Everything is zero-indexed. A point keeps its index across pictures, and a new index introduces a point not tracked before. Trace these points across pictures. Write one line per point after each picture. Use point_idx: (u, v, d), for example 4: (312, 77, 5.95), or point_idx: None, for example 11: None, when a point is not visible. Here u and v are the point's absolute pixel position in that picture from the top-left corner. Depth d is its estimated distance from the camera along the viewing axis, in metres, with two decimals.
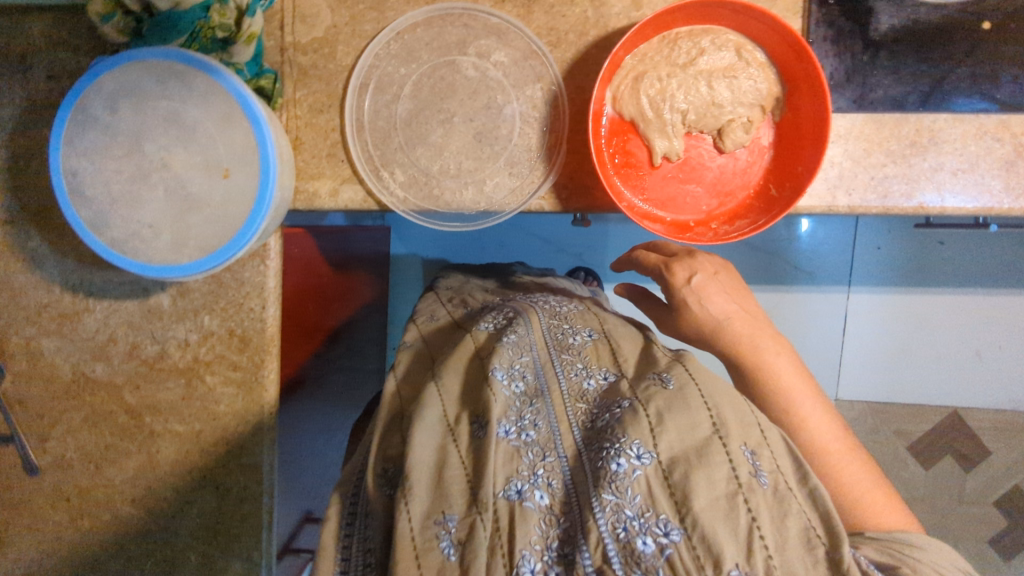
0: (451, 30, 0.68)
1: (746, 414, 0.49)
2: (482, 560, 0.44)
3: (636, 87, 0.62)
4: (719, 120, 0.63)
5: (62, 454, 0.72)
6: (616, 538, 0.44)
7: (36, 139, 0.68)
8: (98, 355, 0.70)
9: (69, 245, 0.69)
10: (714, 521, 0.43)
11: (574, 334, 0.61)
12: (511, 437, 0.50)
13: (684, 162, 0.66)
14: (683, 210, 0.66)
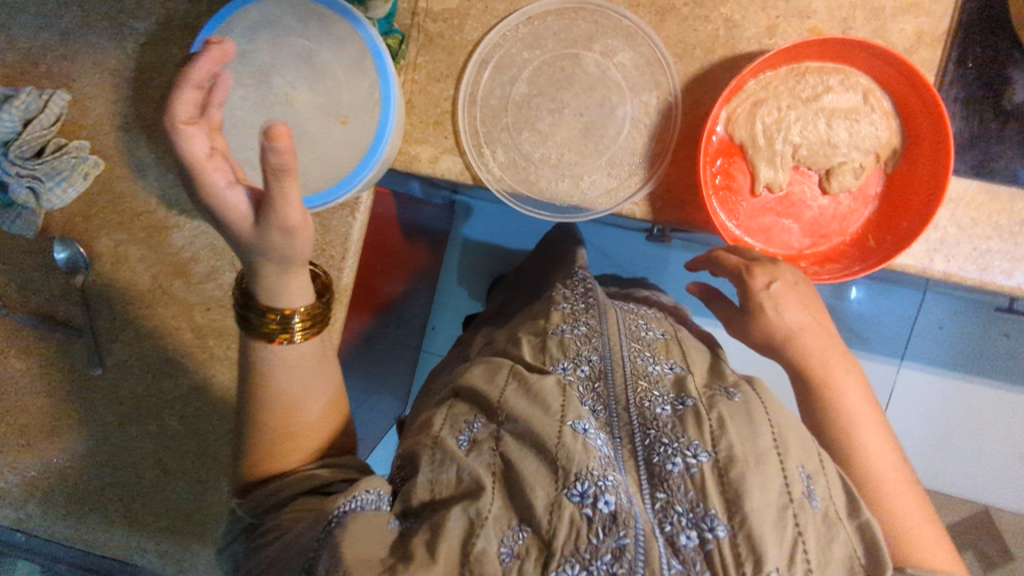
0: (581, 24, 0.69)
1: (809, 442, 0.52)
2: (539, 499, 0.48)
3: (754, 111, 0.62)
4: (831, 160, 0.63)
5: (124, 359, 0.74)
6: (662, 530, 0.48)
7: (164, 56, 0.71)
8: (178, 271, 0.73)
9: (174, 161, 0.72)
10: (763, 525, 0.46)
11: (647, 330, 0.68)
12: (586, 432, 0.52)
13: (785, 196, 0.65)
14: (775, 242, 0.65)
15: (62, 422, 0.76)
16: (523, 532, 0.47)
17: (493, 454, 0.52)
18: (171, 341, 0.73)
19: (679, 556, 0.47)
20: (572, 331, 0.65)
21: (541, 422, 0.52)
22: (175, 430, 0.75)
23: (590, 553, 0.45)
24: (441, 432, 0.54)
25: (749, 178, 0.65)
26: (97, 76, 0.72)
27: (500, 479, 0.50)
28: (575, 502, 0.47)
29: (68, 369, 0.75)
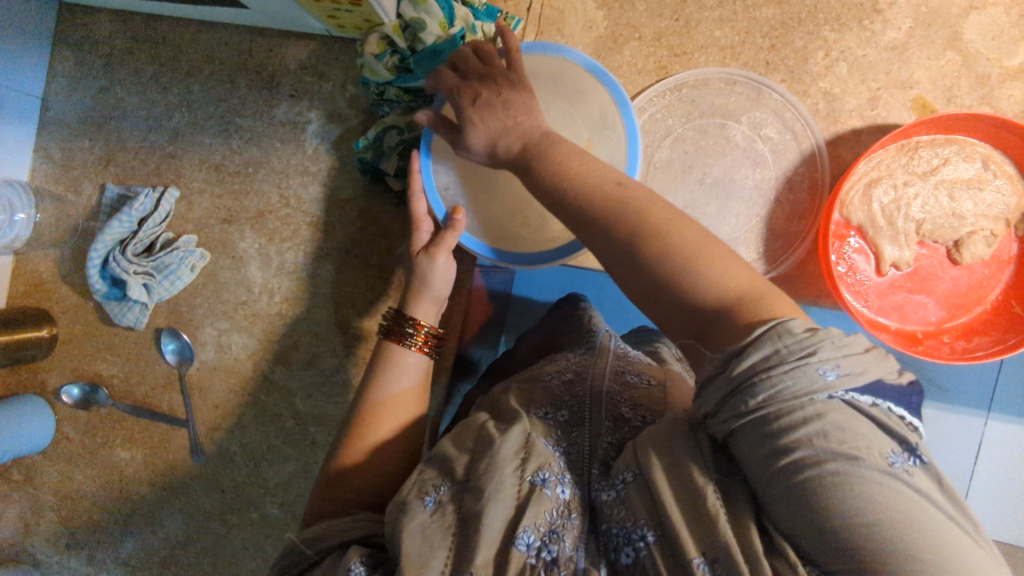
0: (678, 104, 0.67)
1: None
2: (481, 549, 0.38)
3: (869, 191, 0.63)
4: (959, 231, 0.62)
5: (226, 446, 0.74)
6: (606, 560, 0.39)
7: (266, 150, 0.73)
8: (278, 358, 0.74)
9: (275, 251, 0.73)
10: (686, 527, 0.35)
11: (636, 373, 0.55)
12: (547, 485, 0.42)
13: (914, 272, 0.64)
14: (910, 319, 0.64)
15: (164, 509, 0.76)
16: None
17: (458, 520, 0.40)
18: (272, 428, 0.74)
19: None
20: (558, 380, 0.54)
21: (502, 466, 0.42)
22: (276, 518, 0.75)
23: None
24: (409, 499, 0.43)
25: (873, 259, 0.64)
26: (201, 171, 0.74)
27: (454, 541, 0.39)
28: (522, 550, 0.38)
29: (171, 458, 0.75)
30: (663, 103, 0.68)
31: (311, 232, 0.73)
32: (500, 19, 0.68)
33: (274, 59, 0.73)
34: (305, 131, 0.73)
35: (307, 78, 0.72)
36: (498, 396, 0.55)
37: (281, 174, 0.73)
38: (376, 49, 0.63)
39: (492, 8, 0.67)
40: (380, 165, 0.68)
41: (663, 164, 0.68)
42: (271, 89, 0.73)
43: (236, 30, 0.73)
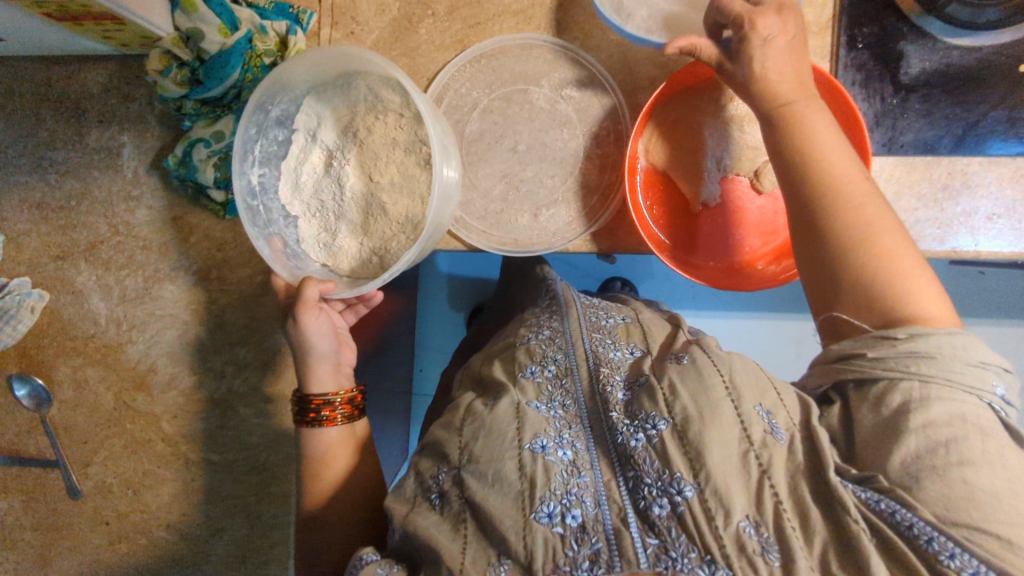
0: (482, 75, 0.69)
1: (762, 378, 0.47)
2: (507, 512, 0.44)
3: (665, 138, 0.66)
4: (756, 159, 0.64)
5: (104, 480, 0.75)
6: (635, 506, 0.44)
7: (86, 180, 0.72)
8: (138, 384, 0.74)
9: (115, 279, 0.73)
10: (728, 479, 0.42)
11: (607, 318, 0.64)
12: (548, 452, 0.47)
13: (723, 206, 0.67)
14: (727, 252, 0.66)
15: (53, 553, 0.76)
16: (505, 566, 0.42)
17: (461, 505, 0.46)
18: (144, 454, 0.74)
19: (655, 530, 0.42)
20: (537, 338, 0.61)
21: (501, 437, 0.48)
22: (164, 541, 0.75)
23: (570, 565, 0.41)
24: (415, 498, 0.50)
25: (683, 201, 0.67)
26: (25, 211, 0.73)
27: (474, 527, 0.45)
28: (546, 522, 0.43)
29: (50, 500, 0.75)
30: (466, 77, 0.69)
31: (148, 256, 0.72)
32: (292, 15, 0.68)
33: (76, 86, 0.71)
34: (120, 156, 0.72)
35: (113, 101, 0.71)
36: (482, 371, 0.61)
37: (105, 204, 0.72)
38: (159, 66, 0.63)
39: (280, 6, 0.67)
40: (196, 178, 0.68)
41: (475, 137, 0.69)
42: (78, 118, 0.72)
43: (32, 63, 0.72)
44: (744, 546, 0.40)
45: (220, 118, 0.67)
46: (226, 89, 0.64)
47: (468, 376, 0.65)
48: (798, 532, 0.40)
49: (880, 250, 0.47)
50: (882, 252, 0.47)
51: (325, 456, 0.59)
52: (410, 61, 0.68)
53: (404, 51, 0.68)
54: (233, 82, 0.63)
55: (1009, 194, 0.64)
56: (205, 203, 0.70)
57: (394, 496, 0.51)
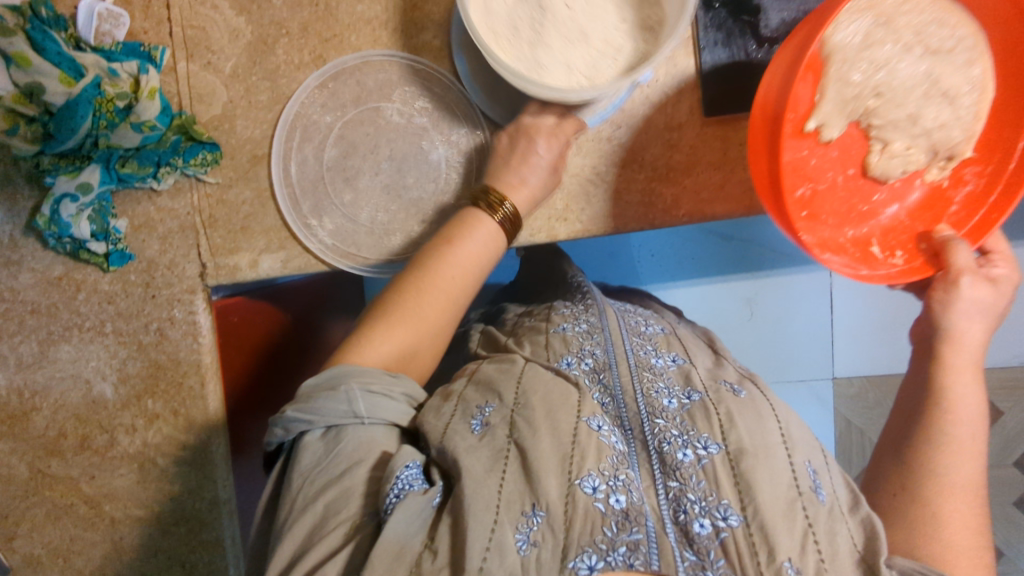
0: (345, 88, 0.68)
1: (808, 443, 0.59)
2: (552, 485, 0.50)
3: (857, 56, 0.53)
4: (897, 134, 0.56)
5: (31, 552, 0.73)
6: (676, 520, 0.53)
7: None
8: (50, 450, 0.72)
9: (7, 347, 0.71)
10: (774, 517, 0.51)
11: (647, 326, 0.72)
12: (598, 495, 0.51)
13: (829, 150, 0.58)
14: (799, 193, 0.57)
15: None
16: (538, 517, 0.49)
17: (506, 442, 0.53)
18: (67, 519, 0.73)
19: (693, 546, 0.51)
20: (573, 328, 0.68)
21: (561, 417, 0.55)
22: None
23: (606, 544, 0.48)
24: (452, 420, 0.56)
25: (806, 108, 0.54)
26: None
27: (513, 467, 0.51)
28: (588, 493, 0.50)
29: None
30: (317, 101, 0.68)
31: (39, 319, 0.70)
32: (144, 54, 0.65)
33: None
34: None
35: None
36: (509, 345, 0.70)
37: None
38: (4, 125, 0.61)
39: (129, 46, 0.65)
40: (72, 234, 0.67)
41: (333, 162, 0.68)
42: None
43: None
44: None
45: (82, 169, 0.65)
46: (82, 138, 0.63)
47: (489, 339, 0.76)
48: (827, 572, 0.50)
49: (953, 475, 0.56)
50: (968, 479, 0.56)
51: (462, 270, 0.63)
52: (272, 84, 0.67)
53: (265, 74, 0.67)
54: (86, 131, 0.62)
55: None
56: (87, 258, 0.68)
57: (432, 413, 0.57)
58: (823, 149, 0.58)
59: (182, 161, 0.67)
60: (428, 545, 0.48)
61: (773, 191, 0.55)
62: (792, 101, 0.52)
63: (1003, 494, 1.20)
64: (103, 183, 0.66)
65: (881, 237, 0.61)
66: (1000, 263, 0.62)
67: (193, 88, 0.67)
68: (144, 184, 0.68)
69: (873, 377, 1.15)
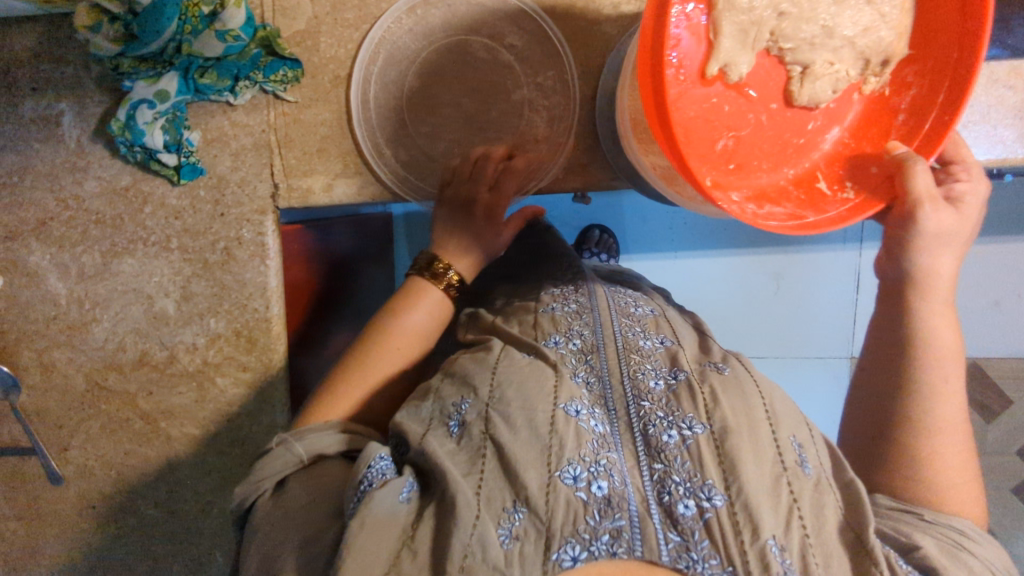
0: (435, 14, 0.66)
1: (798, 413, 0.52)
2: (532, 472, 0.44)
3: None
4: (808, 51, 0.46)
5: (84, 463, 0.73)
6: (659, 501, 0.46)
7: (26, 155, 0.68)
8: (108, 363, 0.71)
9: (70, 256, 0.69)
10: (760, 498, 0.45)
11: (636, 305, 0.63)
12: (580, 485, 0.44)
13: (741, 88, 0.46)
14: (696, 146, 0.44)
15: (41, 540, 0.74)
16: (520, 513, 0.42)
17: (482, 439, 0.46)
18: (123, 434, 0.72)
19: (678, 528, 0.44)
20: (562, 308, 0.60)
21: (541, 401, 0.48)
22: (153, 519, 0.74)
23: (589, 533, 0.42)
24: (432, 420, 0.49)
25: (697, 50, 0.44)
26: None
27: (492, 467, 0.45)
28: (570, 484, 0.44)
29: (32, 488, 0.74)
30: (403, 29, 0.66)
31: (103, 229, 0.69)
32: None
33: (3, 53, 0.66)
34: (60, 125, 0.67)
35: (44, 66, 0.66)
36: (494, 323, 0.61)
37: (50, 176, 0.68)
38: (89, 21, 0.59)
39: None
40: (144, 143, 0.65)
41: (414, 93, 0.67)
42: (9, 87, 0.67)
43: None
44: (769, 560, 0.42)
45: (161, 75, 0.63)
46: (165, 42, 0.61)
47: (475, 325, 0.64)
48: (818, 554, 0.44)
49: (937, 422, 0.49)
50: (937, 416, 0.49)
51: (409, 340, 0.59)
52: (359, 2, 0.65)
53: None
54: (171, 33, 0.60)
55: (985, 100, 0.63)
56: (158, 169, 0.67)
57: (409, 413, 0.51)
58: (737, 91, 0.46)
59: (261, 76, 0.65)
60: (405, 544, 0.42)
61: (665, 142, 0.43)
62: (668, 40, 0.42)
63: (1002, 479, 1.21)
64: (180, 93, 0.64)
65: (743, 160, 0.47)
66: (964, 176, 0.52)
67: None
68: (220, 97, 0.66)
69: None
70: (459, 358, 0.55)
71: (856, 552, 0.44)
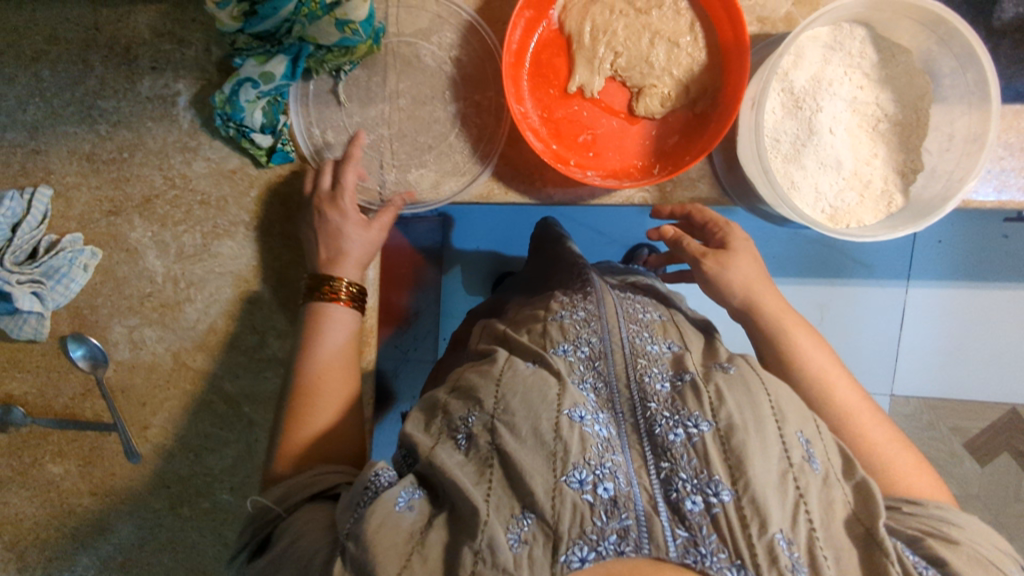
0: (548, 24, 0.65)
1: (805, 409, 0.50)
2: (535, 460, 0.45)
3: (608, 25, 0.63)
4: (643, 79, 0.63)
5: (163, 443, 0.73)
6: (666, 498, 0.45)
7: (138, 132, 0.68)
8: (195, 344, 0.71)
9: (171, 235, 0.70)
10: (766, 490, 0.43)
11: (644, 312, 0.64)
12: (586, 489, 0.44)
13: (595, 103, 0.65)
14: (565, 134, 0.65)
15: (112, 517, 0.75)
16: (529, 519, 0.43)
17: (491, 451, 0.46)
18: (204, 415, 0.72)
19: (685, 523, 0.43)
20: (571, 316, 0.62)
21: (541, 404, 0.48)
22: (229, 503, 0.75)
23: (597, 534, 0.42)
24: (441, 435, 0.49)
25: (566, 73, 0.65)
26: (73, 164, 0.69)
27: (500, 474, 0.45)
28: (575, 488, 0.44)
29: (109, 468, 0.73)
30: None
31: (206, 211, 0.69)
32: None
33: (126, 30, 0.67)
34: (175, 105, 0.68)
35: (165, 46, 0.67)
36: (509, 334, 0.63)
37: (160, 155, 0.69)
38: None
39: None
40: (241, 120, 0.65)
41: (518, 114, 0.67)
42: (128, 64, 0.68)
43: (76, 3, 0.67)
44: (777, 555, 0.41)
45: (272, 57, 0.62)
46: (281, 22, 0.59)
47: (490, 334, 0.67)
48: (827, 547, 0.43)
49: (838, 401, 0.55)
50: (837, 389, 0.56)
51: (337, 371, 0.59)
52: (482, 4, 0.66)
53: None
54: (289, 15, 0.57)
55: None
56: (248, 148, 0.67)
57: (419, 427, 0.51)
58: (592, 103, 0.65)
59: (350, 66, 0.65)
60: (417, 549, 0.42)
61: (539, 177, 0.67)
62: (509, 36, 0.62)
63: None
64: (286, 78, 0.63)
65: (610, 150, 0.65)
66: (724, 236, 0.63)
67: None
68: (306, 76, 0.67)
69: (930, 399, 1.23)
70: (463, 377, 0.54)
71: (867, 544, 0.44)
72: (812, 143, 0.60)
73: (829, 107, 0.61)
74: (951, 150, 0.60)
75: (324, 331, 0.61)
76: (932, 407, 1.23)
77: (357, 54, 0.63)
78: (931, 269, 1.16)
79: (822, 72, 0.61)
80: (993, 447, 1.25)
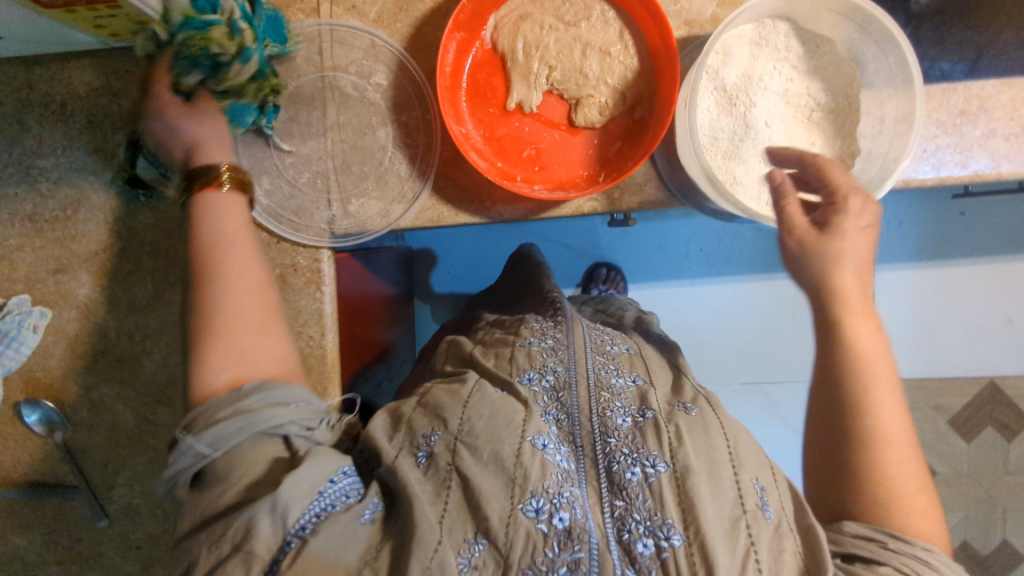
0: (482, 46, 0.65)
1: (761, 456, 0.50)
2: (493, 487, 0.45)
3: (539, 41, 0.64)
4: (580, 90, 0.64)
5: (130, 502, 0.71)
6: (619, 539, 0.45)
7: (80, 188, 0.68)
8: (154, 397, 0.69)
9: (121, 288, 0.68)
10: (715, 535, 0.44)
11: (611, 342, 0.62)
12: (541, 518, 0.44)
13: (536, 118, 0.66)
14: (509, 151, 0.65)
15: None
16: (479, 545, 0.43)
17: (449, 470, 0.46)
18: (170, 470, 0.70)
19: (635, 566, 0.44)
20: (539, 343, 0.59)
21: (506, 433, 0.47)
22: None
23: (546, 566, 0.42)
24: (403, 447, 0.49)
25: (504, 92, 0.65)
26: (16, 227, 0.68)
27: (457, 497, 0.45)
28: (531, 516, 0.44)
29: (74, 531, 0.73)
30: None
31: (155, 261, 0.68)
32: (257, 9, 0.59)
33: (60, 88, 0.67)
34: (116, 158, 0.67)
35: (101, 100, 0.67)
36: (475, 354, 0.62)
37: (104, 209, 0.68)
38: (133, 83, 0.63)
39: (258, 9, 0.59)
40: None
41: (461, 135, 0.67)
42: (65, 121, 0.67)
43: (8, 67, 0.67)
44: None
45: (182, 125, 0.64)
46: None
47: (456, 355, 0.66)
48: None
49: (874, 405, 0.50)
50: (868, 372, 0.51)
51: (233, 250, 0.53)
52: (415, 32, 0.66)
53: (410, 21, 0.66)
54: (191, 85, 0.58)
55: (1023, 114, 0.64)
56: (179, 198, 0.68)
57: (381, 436, 0.51)
58: (533, 119, 0.66)
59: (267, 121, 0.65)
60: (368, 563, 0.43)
61: (488, 195, 0.67)
62: (443, 59, 0.62)
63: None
64: None
65: (555, 162, 0.66)
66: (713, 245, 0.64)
67: (335, 33, 0.67)
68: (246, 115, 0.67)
69: (908, 380, 1.24)
70: (427, 396, 0.54)
71: None
72: (749, 139, 0.61)
73: (762, 102, 0.62)
74: (883, 132, 0.61)
75: (213, 210, 0.54)
76: (911, 387, 1.24)
77: (246, 97, 0.60)
78: (891, 253, 1.19)
79: (751, 69, 0.62)
80: (978, 422, 1.25)
